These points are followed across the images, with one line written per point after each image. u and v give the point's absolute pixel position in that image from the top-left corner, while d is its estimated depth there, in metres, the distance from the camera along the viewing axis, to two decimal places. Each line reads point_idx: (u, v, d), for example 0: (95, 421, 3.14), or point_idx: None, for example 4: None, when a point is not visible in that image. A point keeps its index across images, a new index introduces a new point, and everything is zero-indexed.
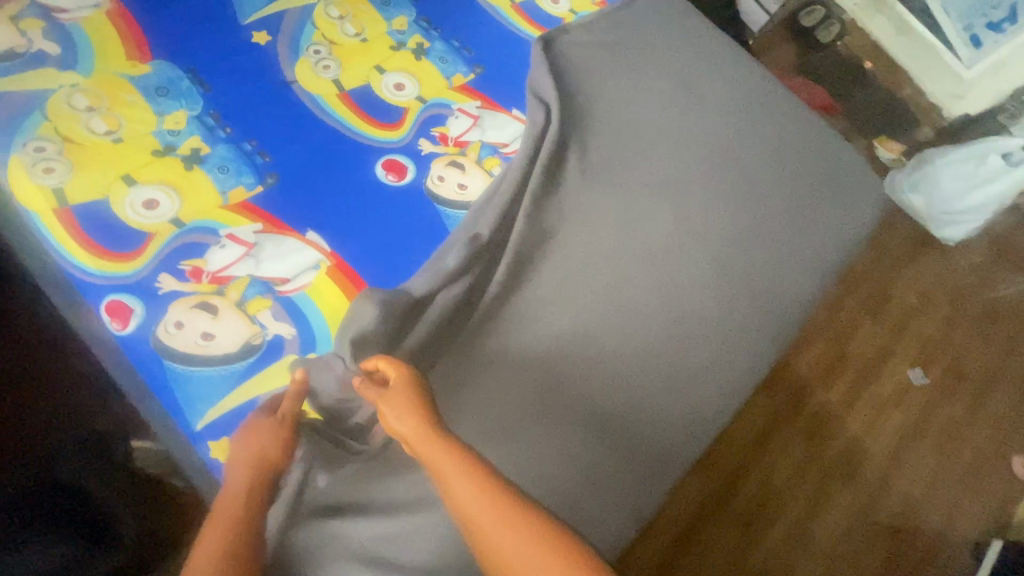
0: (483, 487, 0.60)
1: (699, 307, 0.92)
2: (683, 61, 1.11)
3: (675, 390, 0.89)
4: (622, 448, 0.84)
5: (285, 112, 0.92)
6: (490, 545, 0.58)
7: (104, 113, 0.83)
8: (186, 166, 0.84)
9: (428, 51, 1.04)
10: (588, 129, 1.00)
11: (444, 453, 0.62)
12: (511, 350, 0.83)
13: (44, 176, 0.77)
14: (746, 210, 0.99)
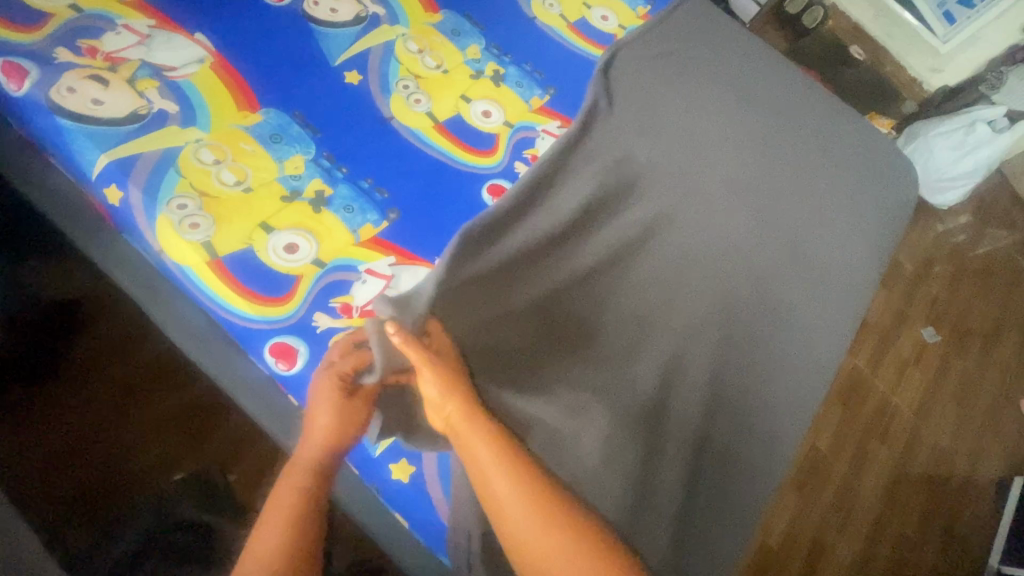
0: (519, 484, 0.64)
1: (780, 295, 1.02)
2: (727, 67, 1.20)
3: (770, 371, 0.98)
4: (733, 429, 0.93)
5: (391, 147, 0.97)
6: (517, 535, 0.62)
7: (230, 165, 0.87)
8: (314, 209, 0.88)
9: (505, 77, 1.10)
10: (661, 141, 1.07)
11: (488, 446, 0.66)
12: (626, 352, 0.92)
13: (191, 232, 0.81)
14: (807, 202, 1.09)
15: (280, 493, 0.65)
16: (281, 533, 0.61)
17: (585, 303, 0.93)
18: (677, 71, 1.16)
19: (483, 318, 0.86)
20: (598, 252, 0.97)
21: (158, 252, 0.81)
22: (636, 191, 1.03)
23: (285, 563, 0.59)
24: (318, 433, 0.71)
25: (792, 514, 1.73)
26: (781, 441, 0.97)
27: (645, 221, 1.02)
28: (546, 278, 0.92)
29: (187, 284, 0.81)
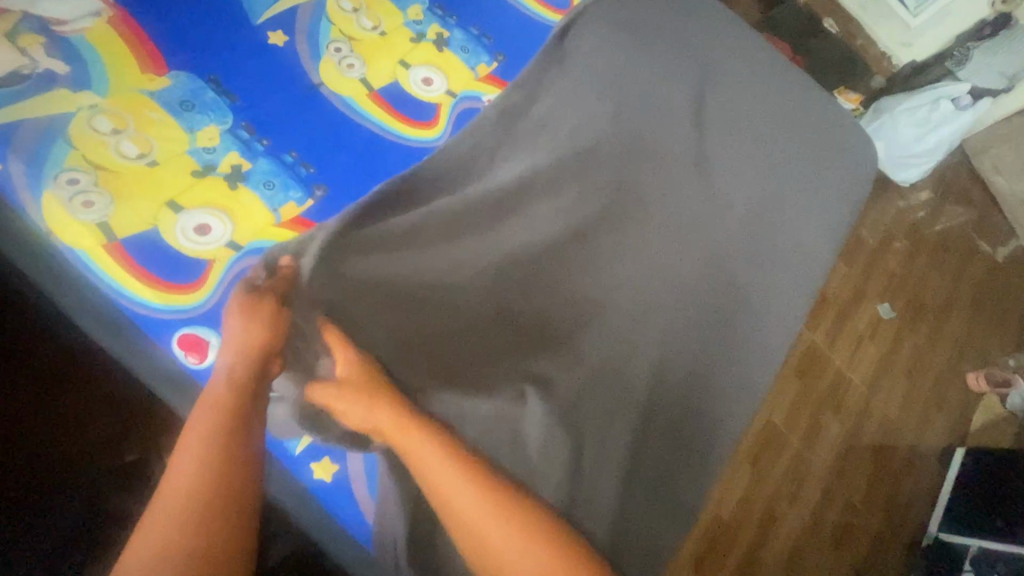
0: (467, 475, 0.62)
1: (732, 277, 0.99)
2: (689, 35, 1.13)
3: (723, 356, 0.96)
4: (683, 415, 0.90)
5: (319, 118, 0.88)
6: (465, 524, 0.60)
7: (133, 136, 0.78)
8: (230, 186, 0.80)
9: (448, 41, 1.02)
10: (616, 112, 1.01)
11: (428, 446, 0.64)
12: (573, 337, 0.88)
13: (83, 211, 0.72)
14: (765, 180, 1.05)
15: (205, 400, 0.60)
16: (206, 437, 0.56)
17: (528, 286, 0.88)
18: (633, 36, 1.08)
19: (415, 304, 0.80)
20: (544, 232, 0.91)
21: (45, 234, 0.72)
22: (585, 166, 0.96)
23: (220, 468, 0.54)
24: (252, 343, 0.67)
25: (747, 487, 1.77)
26: (731, 426, 0.95)
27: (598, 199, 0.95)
28: (487, 262, 0.86)
29: (77, 268, 0.72)
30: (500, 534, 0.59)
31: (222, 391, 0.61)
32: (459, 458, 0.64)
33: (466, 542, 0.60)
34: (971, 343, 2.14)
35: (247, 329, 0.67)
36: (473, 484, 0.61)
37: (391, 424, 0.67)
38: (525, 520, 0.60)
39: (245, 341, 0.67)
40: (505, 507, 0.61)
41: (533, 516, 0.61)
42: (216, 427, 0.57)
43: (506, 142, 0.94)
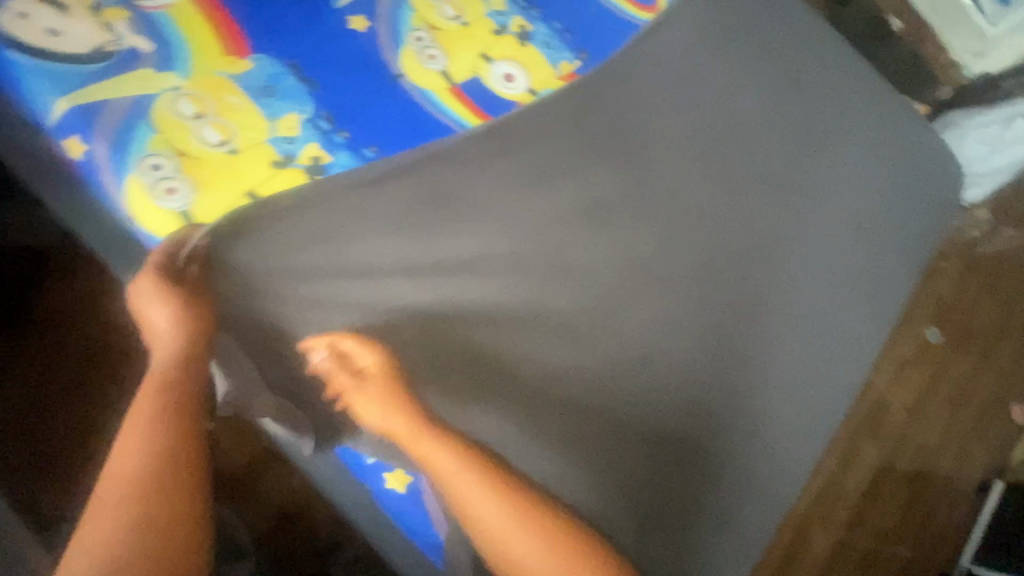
0: (465, 467, 0.61)
1: (810, 304, 0.96)
2: (776, 45, 1.08)
3: (796, 387, 0.92)
4: (752, 445, 0.87)
5: (399, 111, 0.84)
6: (492, 536, 0.60)
7: (214, 122, 0.76)
8: (309, 179, 0.77)
9: (531, 35, 0.97)
10: (697, 128, 0.98)
11: (431, 444, 0.62)
12: (649, 358, 0.84)
13: (166, 199, 0.71)
14: (845, 206, 1.02)
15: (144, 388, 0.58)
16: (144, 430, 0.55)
17: (603, 300, 0.84)
18: (714, 45, 1.04)
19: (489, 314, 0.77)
20: (622, 244, 0.88)
21: (129, 220, 0.71)
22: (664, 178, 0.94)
23: (161, 456, 0.54)
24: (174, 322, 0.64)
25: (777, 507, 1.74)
26: (796, 458, 0.92)
27: (679, 209, 0.93)
28: (566, 274, 0.83)
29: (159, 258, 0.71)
30: (498, 520, 0.60)
31: (148, 385, 0.59)
32: (457, 450, 0.62)
33: (493, 552, 0.60)
34: (1019, 374, 2.07)
35: (163, 318, 0.64)
36: (472, 477, 0.61)
37: (398, 426, 0.63)
38: (544, 523, 0.61)
39: (171, 318, 0.63)
40: (503, 496, 0.60)
41: (525, 499, 0.61)
42: (151, 417, 0.56)
43: (583, 146, 0.90)
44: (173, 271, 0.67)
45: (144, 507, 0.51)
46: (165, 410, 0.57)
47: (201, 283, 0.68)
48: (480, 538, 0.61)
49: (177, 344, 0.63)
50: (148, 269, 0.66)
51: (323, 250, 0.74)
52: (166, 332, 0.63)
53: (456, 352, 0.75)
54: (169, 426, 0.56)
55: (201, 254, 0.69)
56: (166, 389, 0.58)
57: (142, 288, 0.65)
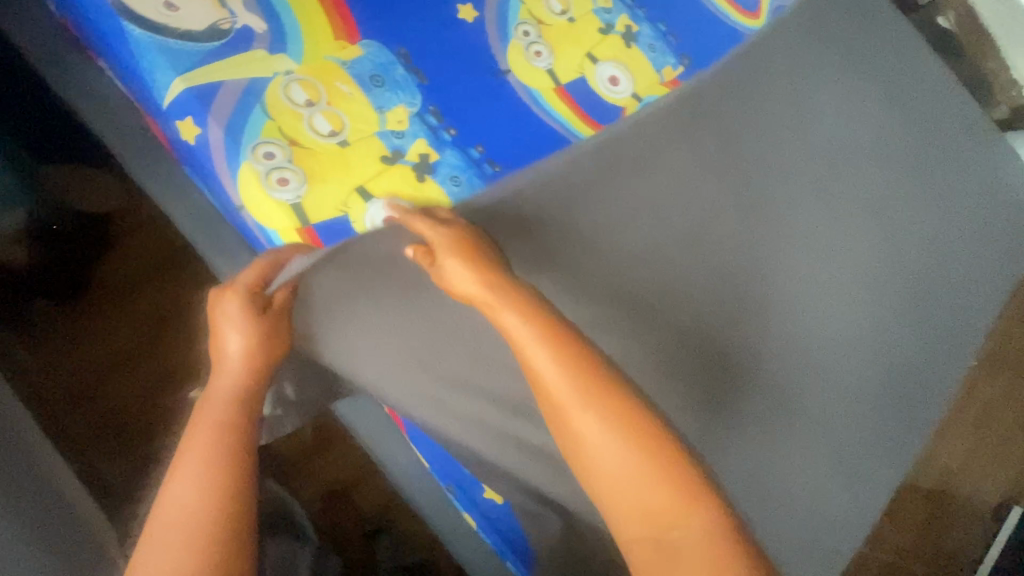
0: (548, 337, 0.54)
1: (920, 343, 0.88)
2: (899, 50, 0.98)
3: (898, 430, 0.85)
4: (853, 490, 0.82)
5: (506, 110, 0.82)
6: (577, 435, 0.51)
7: (325, 111, 0.73)
8: (417, 177, 0.75)
9: (636, 36, 0.93)
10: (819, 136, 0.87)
11: (512, 311, 0.56)
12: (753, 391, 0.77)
13: (278, 189, 0.68)
14: (960, 236, 0.94)
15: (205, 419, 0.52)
16: (198, 466, 0.48)
17: (718, 320, 0.76)
18: (842, 41, 0.93)
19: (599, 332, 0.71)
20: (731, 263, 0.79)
21: (238, 207, 0.69)
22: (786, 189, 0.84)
23: (216, 496, 0.46)
24: (246, 353, 0.58)
25: None
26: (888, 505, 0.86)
27: (797, 232, 0.83)
28: (673, 292, 0.75)
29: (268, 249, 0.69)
30: (590, 407, 0.51)
31: (206, 418, 0.52)
32: (538, 321, 0.56)
33: (576, 457, 0.51)
34: None
35: (241, 347, 0.58)
36: (554, 353, 0.53)
37: (476, 288, 0.58)
38: (639, 435, 0.50)
39: (248, 348, 0.58)
40: (587, 378, 0.52)
41: (616, 392, 0.52)
42: (209, 450, 0.49)
43: (703, 148, 0.81)
44: (256, 298, 0.60)
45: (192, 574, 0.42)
46: (221, 456, 0.49)
47: (282, 316, 0.62)
48: (568, 427, 0.51)
49: (248, 380, 0.57)
50: (232, 290, 0.60)
51: (389, 289, 0.65)
52: (241, 365, 0.57)
53: None
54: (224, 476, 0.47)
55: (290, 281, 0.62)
56: (228, 430, 0.51)
57: (221, 310, 0.59)
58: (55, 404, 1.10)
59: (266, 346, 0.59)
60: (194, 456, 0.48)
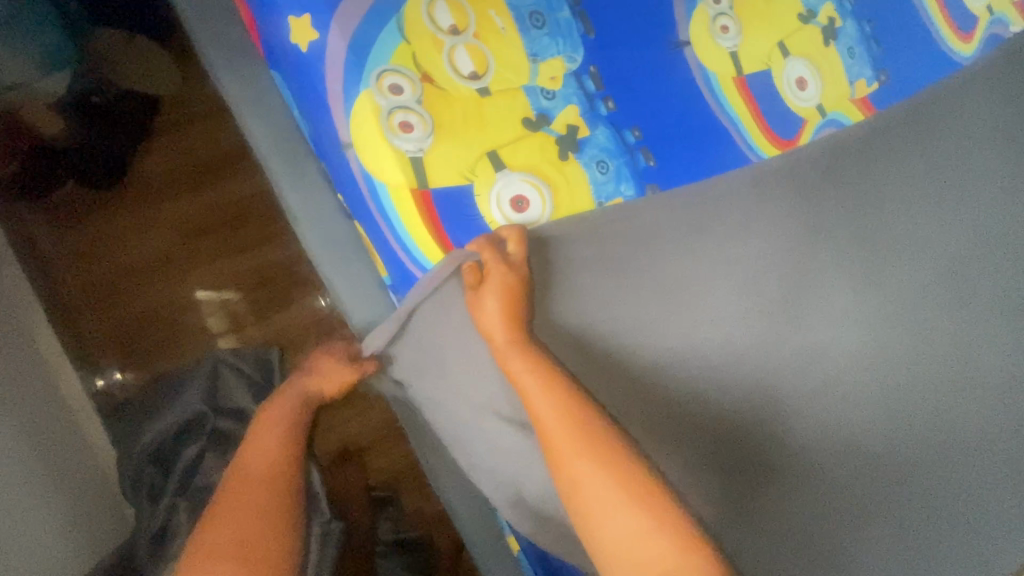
0: (556, 387, 0.52)
1: None
2: None
3: None
4: None
5: (674, 92, 0.66)
6: (569, 483, 0.48)
7: (470, 46, 0.58)
8: (560, 152, 0.60)
9: (838, 33, 0.76)
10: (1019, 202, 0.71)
11: (525, 360, 0.52)
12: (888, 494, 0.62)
13: (399, 135, 0.54)
14: None
15: (273, 429, 0.55)
16: (260, 487, 0.50)
17: (846, 399, 0.64)
18: None
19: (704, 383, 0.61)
20: (882, 336, 0.66)
21: (344, 145, 0.55)
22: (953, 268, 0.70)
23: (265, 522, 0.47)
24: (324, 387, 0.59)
25: None
26: None
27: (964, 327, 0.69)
28: (799, 360, 0.64)
29: (371, 206, 0.55)
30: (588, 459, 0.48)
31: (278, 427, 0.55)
32: (545, 368, 0.52)
33: (569, 507, 0.48)
34: None
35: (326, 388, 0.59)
36: (557, 406, 0.51)
37: (497, 328, 0.53)
38: (640, 489, 0.47)
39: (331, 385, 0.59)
40: (588, 430, 0.49)
41: (617, 448, 0.49)
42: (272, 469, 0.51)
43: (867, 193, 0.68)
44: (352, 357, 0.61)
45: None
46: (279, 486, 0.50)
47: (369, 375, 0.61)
48: (561, 478, 0.49)
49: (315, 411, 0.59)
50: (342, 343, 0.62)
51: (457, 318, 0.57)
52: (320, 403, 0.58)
53: (664, 419, 0.60)
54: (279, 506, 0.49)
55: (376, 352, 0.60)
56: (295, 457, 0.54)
57: (323, 351, 0.61)
58: (73, 299, 1.01)
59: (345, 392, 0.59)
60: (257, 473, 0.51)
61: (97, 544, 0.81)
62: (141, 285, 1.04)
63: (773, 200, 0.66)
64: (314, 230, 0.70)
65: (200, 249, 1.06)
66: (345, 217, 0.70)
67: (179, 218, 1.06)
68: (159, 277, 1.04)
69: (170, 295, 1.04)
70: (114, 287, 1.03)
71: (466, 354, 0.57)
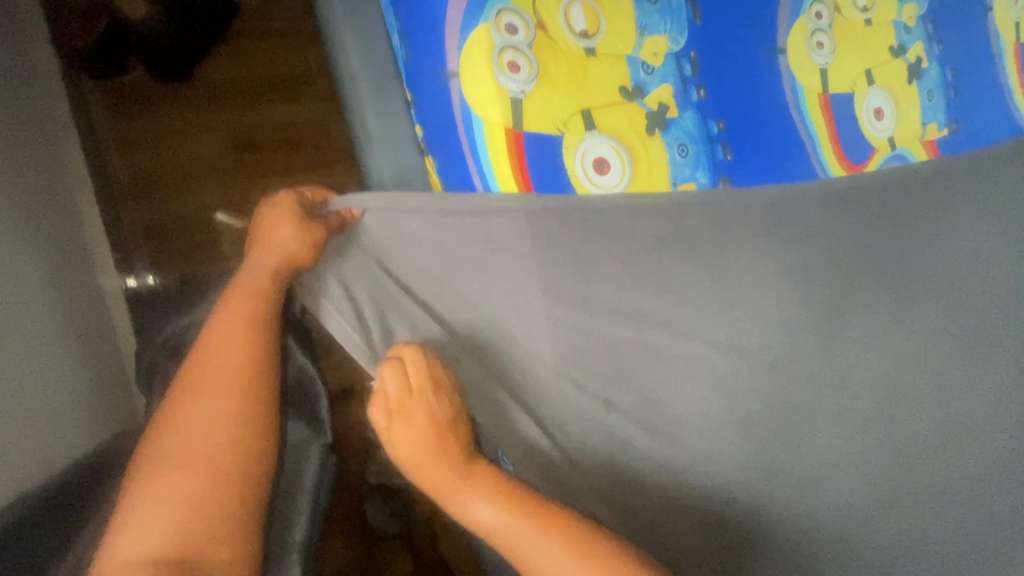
0: (515, 506, 0.48)
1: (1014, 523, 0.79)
2: None
3: None
4: None
5: (761, 94, 0.68)
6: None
7: (586, 5, 0.60)
8: (648, 126, 0.62)
9: (923, 73, 0.78)
10: (1014, 268, 0.79)
11: (481, 490, 0.48)
12: (853, 500, 0.69)
13: (506, 74, 0.56)
14: None
15: (232, 312, 0.49)
16: (224, 385, 0.46)
17: (837, 411, 0.70)
18: None
19: (724, 372, 0.66)
20: (878, 362, 0.72)
21: (449, 74, 0.57)
22: (957, 319, 0.77)
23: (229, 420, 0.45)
24: (277, 252, 0.52)
25: None
26: None
27: (953, 374, 0.76)
28: (809, 368, 0.69)
29: (463, 138, 0.57)
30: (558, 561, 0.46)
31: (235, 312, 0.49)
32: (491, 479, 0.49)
33: None
34: None
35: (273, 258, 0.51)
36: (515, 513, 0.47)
37: (423, 463, 0.49)
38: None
39: (287, 250, 0.52)
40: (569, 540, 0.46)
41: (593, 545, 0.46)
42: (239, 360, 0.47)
43: (895, 233, 0.75)
44: (310, 213, 0.54)
45: (190, 498, 0.42)
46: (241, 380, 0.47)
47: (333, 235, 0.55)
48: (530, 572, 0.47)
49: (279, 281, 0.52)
50: (289, 195, 0.54)
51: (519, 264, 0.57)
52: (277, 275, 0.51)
53: (686, 398, 0.64)
54: (250, 398, 0.47)
55: (342, 213, 0.54)
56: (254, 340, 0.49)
57: (276, 206, 0.53)
58: (118, 181, 1.01)
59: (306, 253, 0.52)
60: (221, 367, 0.47)
61: (108, 423, 0.82)
62: (186, 183, 1.04)
63: (821, 220, 0.71)
64: (386, 159, 0.70)
65: (250, 162, 1.06)
66: (418, 150, 0.71)
67: (235, 126, 1.06)
68: (203, 179, 1.05)
69: (211, 198, 1.05)
70: (159, 179, 1.03)
71: (527, 306, 0.58)
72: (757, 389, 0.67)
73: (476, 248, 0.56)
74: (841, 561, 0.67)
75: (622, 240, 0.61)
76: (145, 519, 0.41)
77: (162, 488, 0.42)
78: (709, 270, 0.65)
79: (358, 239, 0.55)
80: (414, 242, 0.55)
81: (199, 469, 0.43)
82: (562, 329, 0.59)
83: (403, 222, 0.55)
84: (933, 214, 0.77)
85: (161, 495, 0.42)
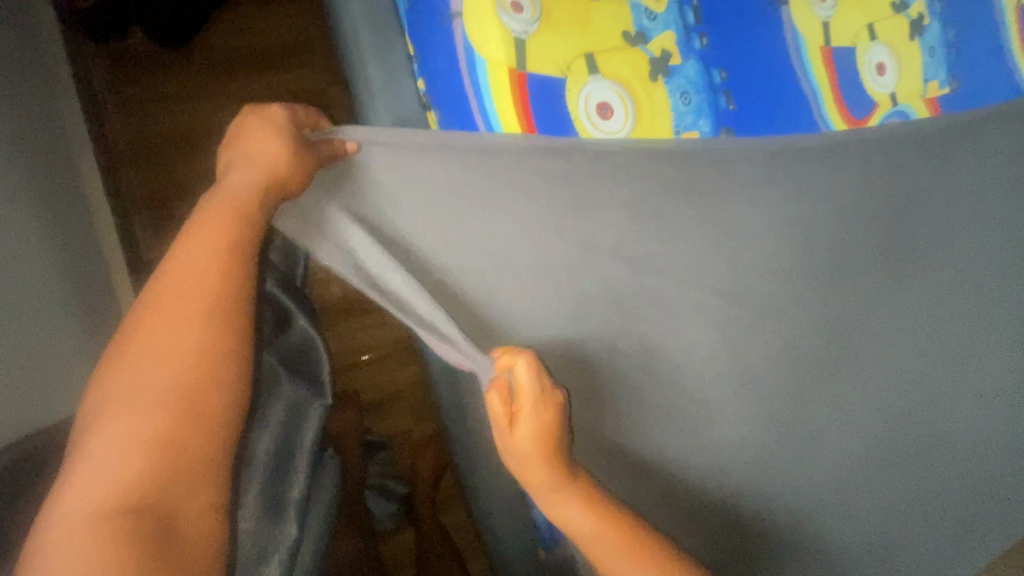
0: (593, 509, 0.59)
1: (992, 462, 0.83)
2: None
3: (926, 528, 0.83)
4: (863, 553, 0.81)
5: (764, 46, 0.68)
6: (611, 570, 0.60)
7: None
8: (650, 73, 0.63)
9: (925, 31, 0.78)
10: (1013, 221, 0.80)
11: (570, 492, 0.59)
12: (830, 438, 0.73)
13: (509, 13, 0.57)
14: None
15: (201, 238, 0.45)
16: (192, 318, 0.43)
17: (833, 357, 0.71)
18: None
19: (723, 318, 0.66)
20: (875, 311, 0.73)
21: (453, 17, 0.58)
22: (956, 274, 0.77)
23: (194, 355, 0.42)
24: (250, 178, 0.48)
25: None
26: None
27: (946, 323, 0.77)
28: (808, 316, 0.70)
29: (467, 81, 0.58)
30: (620, 559, 0.59)
31: (204, 238, 0.45)
32: (575, 481, 0.59)
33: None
34: None
35: (248, 182, 0.48)
36: (592, 509, 0.59)
37: (526, 461, 0.57)
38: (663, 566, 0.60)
39: (262, 175, 0.49)
40: (630, 540, 0.59)
41: (648, 543, 0.60)
42: (208, 290, 0.44)
43: (901, 185, 0.74)
44: (293, 139, 0.51)
45: (154, 436, 0.40)
46: (208, 312, 0.44)
47: (322, 168, 0.53)
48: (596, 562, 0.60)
49: (251, 206, 0.48)
50: (270, 116, 0.51)
51: (522, 200, 0.58)
52: (252, 200, 0.48)
53: (684, 341, 0.65)
54: (219, 329, 0.43)
55: (333, 146, 0.53)
56: (224, 268, 0.45)
57: (255, 128, 0.51)
58: (116, 146, 1.01)
59: (286, 178, 0.49)
60: (186, 296, 0.44)
61: None
62: (184, 150, 1.04)
63: (827, 171, 0.70)
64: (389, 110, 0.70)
65: None
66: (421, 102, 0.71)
67: (236, 92, 1.06)
68: (202, 146, 1.04)
69: (209, 165, 1.05)
70: (159, 145, 1.03)
71: (531, 246, 0.59)
72: (757, 336, 0.68)
73: (479, 187, 0.56)
74: (801, 483, 0.74)
75: (626, 185, 0.61)
76: (100, 458, 0.39)
77: (118, 428, 0.39)
78: (710, 215, 0.65)
79: (358, 179, 0.55)
80: (420, 183, 0.56)
81: (165, 404, 0.40)
82: (565, 267, 0.60)
83: (406, 162, 0.55)
84: (939, 166, 0.76)
85: (126, 432, 0.39)
